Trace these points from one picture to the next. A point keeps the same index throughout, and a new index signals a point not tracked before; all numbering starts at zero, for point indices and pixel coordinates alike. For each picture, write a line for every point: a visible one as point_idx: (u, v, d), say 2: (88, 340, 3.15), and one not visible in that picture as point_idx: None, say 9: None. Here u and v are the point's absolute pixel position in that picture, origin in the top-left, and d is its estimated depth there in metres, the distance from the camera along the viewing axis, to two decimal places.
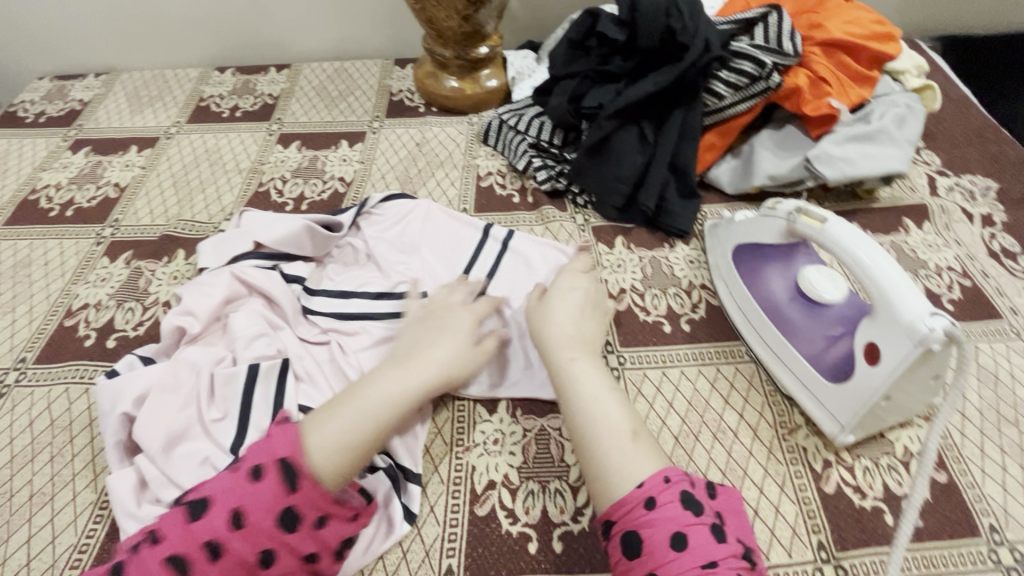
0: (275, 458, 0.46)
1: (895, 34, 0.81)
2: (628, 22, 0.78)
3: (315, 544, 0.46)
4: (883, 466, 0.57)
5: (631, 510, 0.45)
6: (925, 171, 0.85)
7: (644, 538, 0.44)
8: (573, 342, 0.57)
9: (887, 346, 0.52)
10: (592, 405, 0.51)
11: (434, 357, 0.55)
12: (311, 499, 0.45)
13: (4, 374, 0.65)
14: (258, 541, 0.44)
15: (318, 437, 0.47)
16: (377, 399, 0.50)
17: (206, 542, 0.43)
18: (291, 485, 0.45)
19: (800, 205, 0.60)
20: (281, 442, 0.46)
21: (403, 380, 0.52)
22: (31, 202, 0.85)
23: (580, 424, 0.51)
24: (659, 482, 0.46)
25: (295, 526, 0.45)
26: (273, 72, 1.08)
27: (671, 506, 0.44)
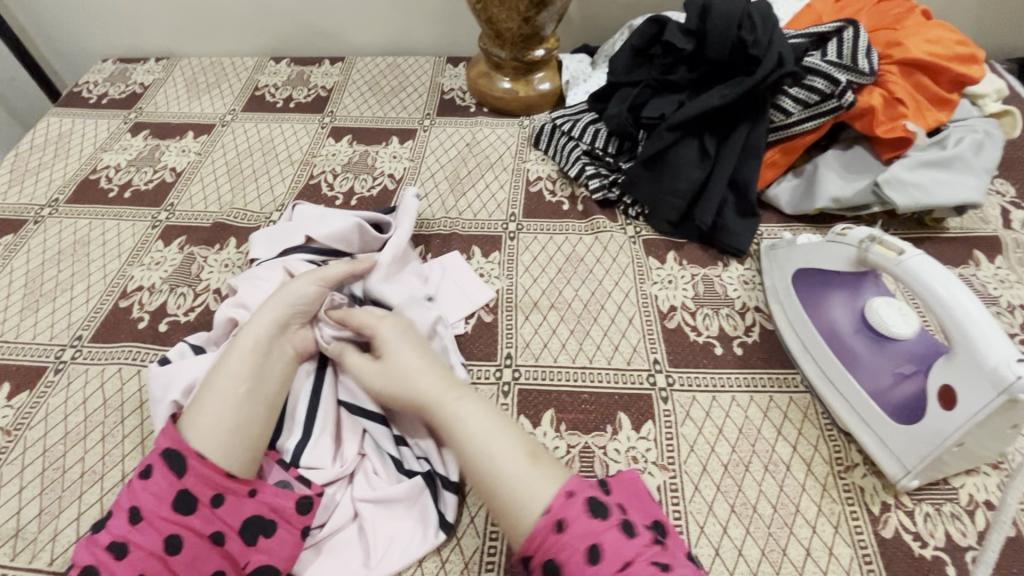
0: (157, 453, 0.49)
1: (979, 56, 0.76)
2: (697, 31, 0.76)
3: (224, 519, 0.48)
4: (945, 514, 0.54)
5: (544, 539, 0.44)
6: (998, 202, 0.81)
7: (564, 560, 0.43)
8: (419, 373, 0.54)
9: (965, 390, 0.49)
10: (476, 439, 0.50)
11: (254, 330, 0.56)
12: (199, 476, 0.47)
13: (62, 350, 0.67)
14: (157, 530, 0.46)
15: (188, 427, 0.50)
16: (225, 379, 0.53)
17: (109, 545, 0.45)
18: (175, 469, 0.47)
19: (875, 232, 0.57)
20: (158, 439, 0.49)
21: (242, 368, 0.54)
22: (92, 181, 0.87)
23: (474, 464, 0.49)
24: (561, 499, 0.45)
25: (193, 505, 0.47)
26: (327, 64, 1.09)
27: (579, 521, 0.44)
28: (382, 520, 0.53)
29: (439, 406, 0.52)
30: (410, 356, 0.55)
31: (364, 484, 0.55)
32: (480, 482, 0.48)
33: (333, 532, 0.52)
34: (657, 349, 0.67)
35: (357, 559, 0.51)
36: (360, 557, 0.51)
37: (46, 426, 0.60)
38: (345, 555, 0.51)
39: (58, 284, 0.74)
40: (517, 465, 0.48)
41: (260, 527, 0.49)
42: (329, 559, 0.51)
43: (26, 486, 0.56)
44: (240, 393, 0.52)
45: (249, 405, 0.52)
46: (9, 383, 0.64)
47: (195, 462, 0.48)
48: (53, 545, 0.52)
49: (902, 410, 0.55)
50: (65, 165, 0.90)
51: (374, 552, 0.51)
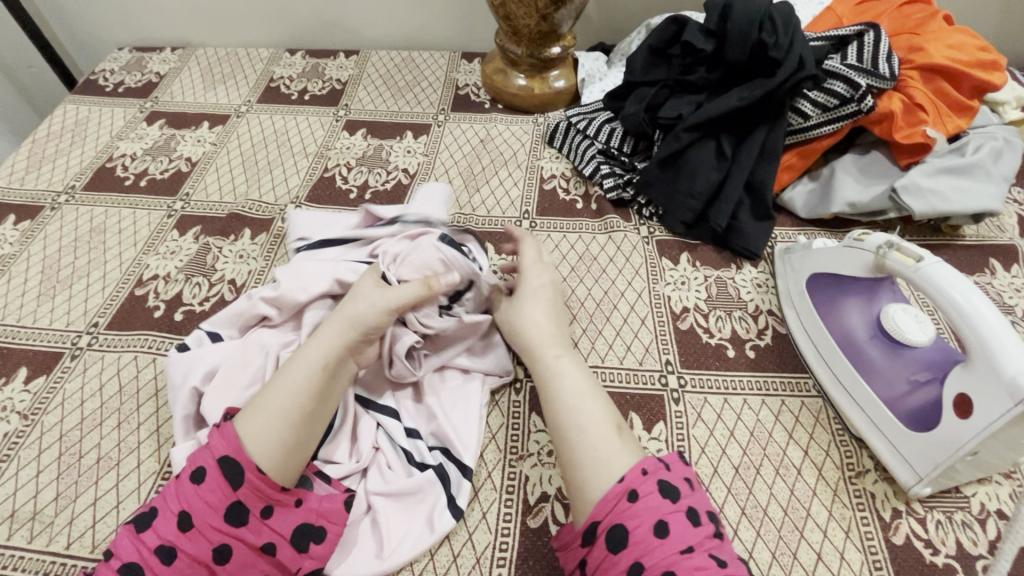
0: (213, 458, 0.47)
1: (1000, 63, 0.76)
2: (717, 32, 0.76)
3: (273, 528, 0.47)
4: (956, 522, 0.54)
5: (615, 505, 0.46)
6: (1015, 210, 0.80)
7: (631, 530, 0.44)
8: (542, 328, 0.60)
9: (982, 400, 0.49)
10: (569, 399, 0.53)
11: (328, 341, 0.54)
12: (255, 490, 0.47)
13: (78, 336, 0.67)
14: (206, 539, 0.45)
15: (248, 435, 0.48)
16: (293, 392, 0.50)
17: (156, 549, 0.45)
18: (232, 480, 0.46)
19: (893, 238, 0.57)
20: (215, 442, 0.48)
21: (308, 378, 0.51)
22: (108, 169, 0.88)
23: (563, 421, 0.52)
24: (636, 473, 0.47)
25: (244, 516, 0.46)
26: (342, 57, 1.09)
27: (651, 497, 0.46)
28: (395, 511, 0.53)
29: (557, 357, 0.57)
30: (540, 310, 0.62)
31: (378, 475, 0.55)
32: (565, 430, 0.52)
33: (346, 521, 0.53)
34: (669, 351, 0.67)
35: (369, 550, 0.51)
36: (372, 548, 0.51)
37: (63, 411, 0.61)
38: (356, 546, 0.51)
39: (75, 271, 0.74)
40: (600, 431, 0.51)
41: (310, 534, 0.49)
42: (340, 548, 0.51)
43: (44, 470, 0.57)
44: (304, 409, 0.50)
45: (307, 425, 0.50)
46: (26, 368, 0.65)
47: (255, 477, 0.47)
48: (70, 529, 0.53)
49: (915, 416, 0.55)
50: (81, 153, 0.91)
51: (387, 544, 0.51)
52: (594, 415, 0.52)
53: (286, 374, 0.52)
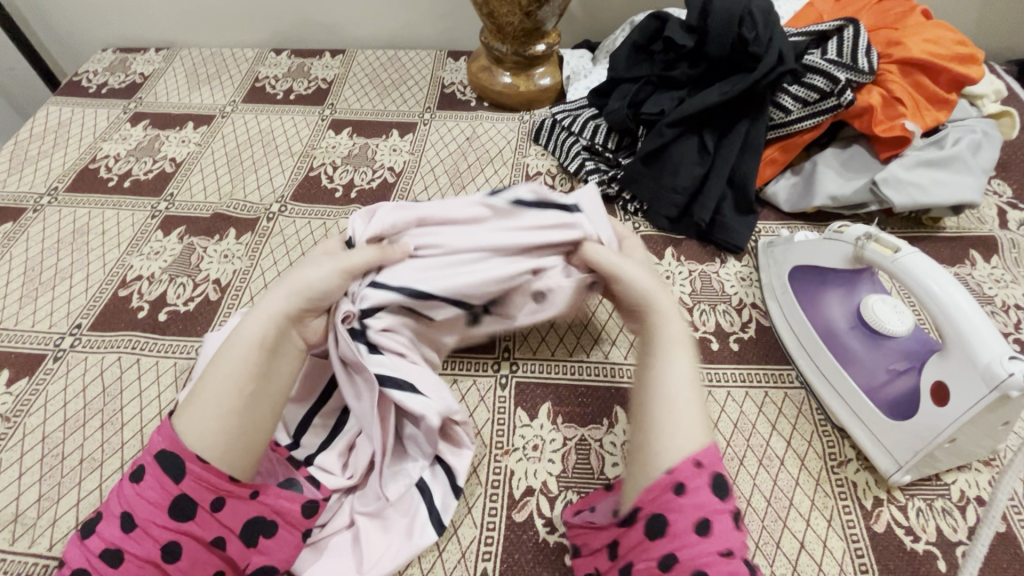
0: (150, 455, 0.45)
1: (978, 56, 0.76)
2: (698, 28, 0.76)
3: (224, 524, 0.45)
4: (937, 509, 0.55)
5: (659, 494, 0.43)
6: (995, 202, 0.81)
7: (670, 522, 0.42)
8: (656, 290, 0.55)
9: (957, 388, 0.50)
10: (668, 373, 0.49)
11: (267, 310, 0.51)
12: (201, 483, 0.44)
13: (61, 338, 0.67)
14: (154, 538, 0.43)
15: (184, 425, 0.45)
16: (226, 370, 0.47)
17: (102, 552, 0.42)
18: (173, 475, 0.44)
19: (871, 230, 0.57)
20: (152, 439, 0.45)
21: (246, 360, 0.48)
22: (91, 170, 0.87)
23: (653, 390, 0.49)
24: (691, 466, 0.44)
25: (191, 511, 0.44)
26: (327, 56, 1.09)
27: (700, 492, 0.43)
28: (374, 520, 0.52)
29: (665, 321, 0.53)
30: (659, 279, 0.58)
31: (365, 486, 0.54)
32: (655, 396, 0.48)
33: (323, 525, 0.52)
34: None
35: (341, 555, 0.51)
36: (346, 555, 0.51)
37: (45, 413, 0.61)
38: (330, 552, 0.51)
39: (58, 272, 0.74)
40: (689, 408, 0.47)
41: (262, 527, 0.47)
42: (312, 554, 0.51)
43: (26, 472, 0.56)
44: (246, 392, 0.47)
45: (252, 407, 0.47)
46: (8, 370, 0.64)
47: (197, 467, 0.44)
48: (52, 530, 0.52)
49: (894, 406, 0.56)
50: (65, 154, 0.90)
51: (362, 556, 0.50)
52: (685, 390, 0.49)
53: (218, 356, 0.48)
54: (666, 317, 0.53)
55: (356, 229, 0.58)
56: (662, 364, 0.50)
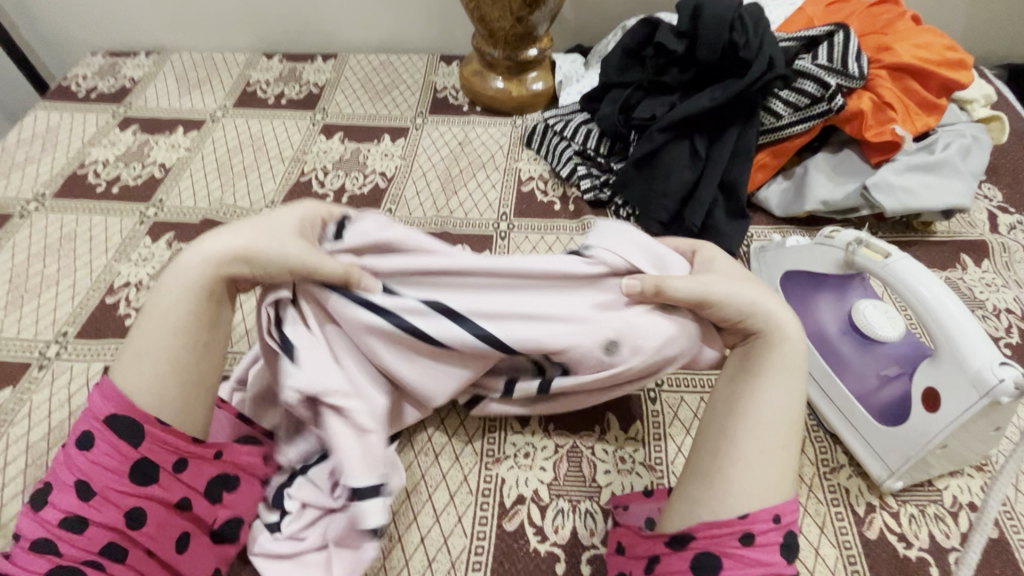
0: (98, 420, 0.43)
1: (968, 62, 0.77)
2: (688, 33, 0.76)
3: (188, 484, 0.45)
4: (929, 515, 0.54)
5: (723, 534, 0.41)
6: (986, 206, 0.81)
7: (726, 567, 0.40)
8: (773, 306, 0.49)
9: (948, 394, 0.49)
10: (767, 414, 0.45)
11: (205, 263, 0.46)
12: (162, 446, 0.44)
13: (46, 346, 0.66)
14: (115, 504, 0.42)
15: (124, 382, 0.44)
16: (162, 323, 0.45)
17: (61, 522, 0.41)
18: (129, 439, 0.43)
19: (861, 236, 0.57)
20: (97, 404, 0.43)
21: (172, 341, 0.45)
22: (79, 176, 0.86)
23: (744, 424, 0.45)
24: (768, 520, 0.41)
25: (153, 474, 0.43)
26: (319, 61, 1.08)
27: (768, 549, 0.41)
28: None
29: (773, 350, 0.48)
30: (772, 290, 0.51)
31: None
32: (743, 431, 0.45)
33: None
34: None
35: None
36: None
37: (29, 422, 0.60)
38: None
39: (43, 280, 0.73)
40: (776, 457, 0.44)
41: (226, 483, 0.48)
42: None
43: (8, 483, 0.55)
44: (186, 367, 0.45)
45: (197, 379, 0.46)
46: None
47: (156, 432, 0.43)
48: None
49: (886, 412, 0.56)
50: (53, 159, 0.89)
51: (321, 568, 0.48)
52: (778, 436, 0.45)
53: (146, 311, 0.46)
54: (781, 338, 0.48)
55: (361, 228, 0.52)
56: (758, 400, 0.46)
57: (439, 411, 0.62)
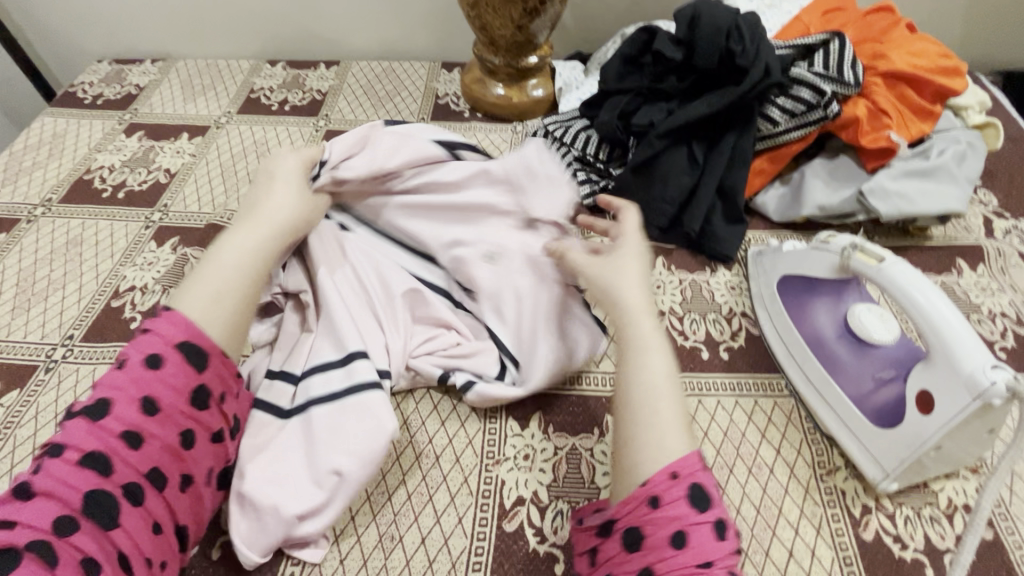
0: (170, 344, 0.49)
1: (962, 69, 0.78)
2: (686, 41, 0.77)
3: (223, 416, 0.52)
4: (924, 517, 0.55)
5: (636, 509, 0.44)
6: (981, 211, 0.82)
7: (648, 534, 0.43)
8: (626, 284, 0.55)
9: (942, 396, 0.50)
10: (648, 381, 0.49)
11: (274, 207, 0.60)
12: (219, 374, 0.52)
13: (53, 349, 0.67)
14: (175, 422, 0.48)
15: (186, 304, 0.52)
16: (234, 255, 0.56)
17: (123, 432, 0.46)
18: (195, 364, 0.50)
19: (857, 240, 0.58)
20: (166, 329, 0.50)
21: (231, 272, 0.54)
22: (85, 181, 0.88)
23: (637, 403, 0.49)
24: (665, 477, 0.44)
25: (206, 402, 0.50)
26: (322, 68, 1.10)
27: (678, 504, 0.43)
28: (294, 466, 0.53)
29: (636, 323, 0.53)
30: (620, 267, 0.56)
31: (359, 460, 0.52)
32: (637, 406, 0.48)
33: (326, 519, 0.51)
34: None
35: (285, 526, 0.50)
36: (285, 525, 0.50)
37: (36, 424, 0.61)
38: (296, 535, 0.51)
39: (50, 284, 0.74)
40: (668, 407, 0.48)
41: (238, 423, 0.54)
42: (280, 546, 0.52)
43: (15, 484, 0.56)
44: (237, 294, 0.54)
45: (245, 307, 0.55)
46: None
47: (218, 361, 0.52)
48: None
49: (881, 415, 0.56)
50: (59, 165, 0.91)
51: (253, 500, 0.51)
52: (668, 392, 0.49)
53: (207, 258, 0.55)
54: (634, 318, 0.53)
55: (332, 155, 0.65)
56: (635, 368, 0.50)
57: (440, 413, 0.63)
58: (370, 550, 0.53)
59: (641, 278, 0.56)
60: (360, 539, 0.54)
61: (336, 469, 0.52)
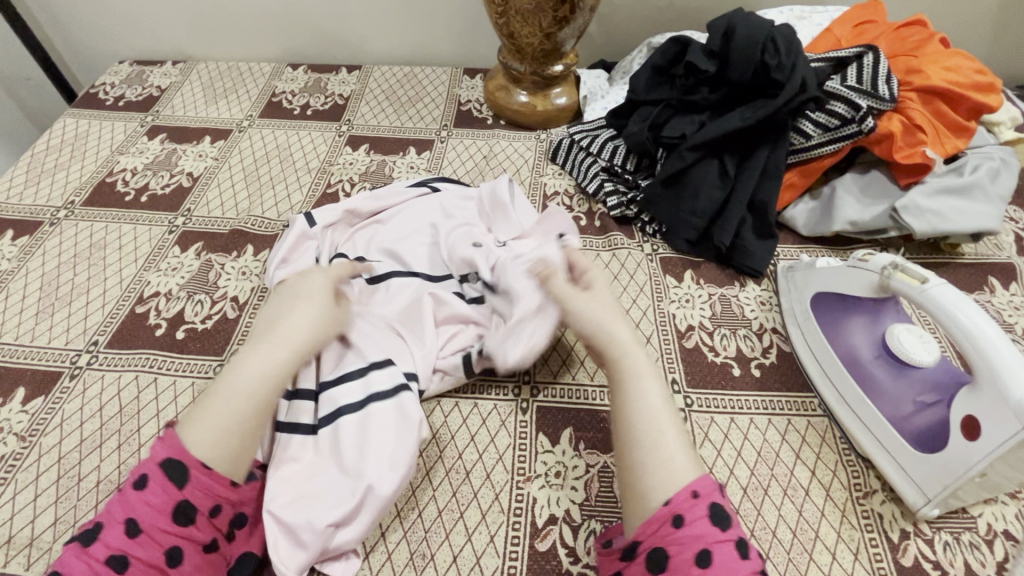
0: (155, 463, 0.48)
1: (997, 85, 0.77)
2: (720, 54, 0.77)
3: (217, 526, 0.49)
4: (964, 543, 0.54)
5: (657, 528, 0.45)
6: (1012, 229, 0.81)
7: (672, 555, 0.44)
8: (610, 322, 0.58)
9: (988, 421, 0.49)
10: (649, 411, 0.52)
11: (296, 327, 0.56)
12: (206, 489, 0.48)
13: (78, 355, 0.66)
14: (158, 542, 0.45)
15: (188, 437, 0.49)
16: (244, 383, 0.52)
17: (106, 559, 0.44)
18: (179, 482, 0.47)
19: (897, 260, 0.57)
20: (156, 450, 0.48)
21: (235, 402, 0.51)
22: (108, 184, 0.87)
23: (642, 428, 0.51)
24: (686, 497, 0.46)
25: (193, 516, 0.47)
26: (344, 72, 1.09)
27: (700, 523, 0.45)
28: (329, 477, 0.53)
29: (630, 352, 0.56)
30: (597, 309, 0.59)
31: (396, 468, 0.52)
32: (642, 436, 0.50)
33: (361, 530, 0.50)
34: (674, 369, 0.67)
35: (320, 538, 0.49)
36: (320, 537, 0.49)
37: (61, 433, 0.60)
38: (333, 547, 0.50)
39: (73, 288, 0.73)
40: (672, 434, 0.51)
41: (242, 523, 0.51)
42: (316, 560, 0.51)
43: (41, 494, 0.55)
44: (240, 425, 0.50)
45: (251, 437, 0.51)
46: (24, 387, 0.64)
47: (204, 474, 0.48)
48: None
49: (921, 438, 0.55)
50: (82, 166, 0.90)
51: (290, 516, 0.50)
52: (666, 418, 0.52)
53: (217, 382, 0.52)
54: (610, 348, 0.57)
55: (322, 212, 0.75)
56: (638, 396, 0.53)
57: (469, 427, 0.62)
58: (402, 568, 0.52)
59: (609, 307, 0.60)
60: (391, 557, 0.53)
61: (370, 481, 0.51)
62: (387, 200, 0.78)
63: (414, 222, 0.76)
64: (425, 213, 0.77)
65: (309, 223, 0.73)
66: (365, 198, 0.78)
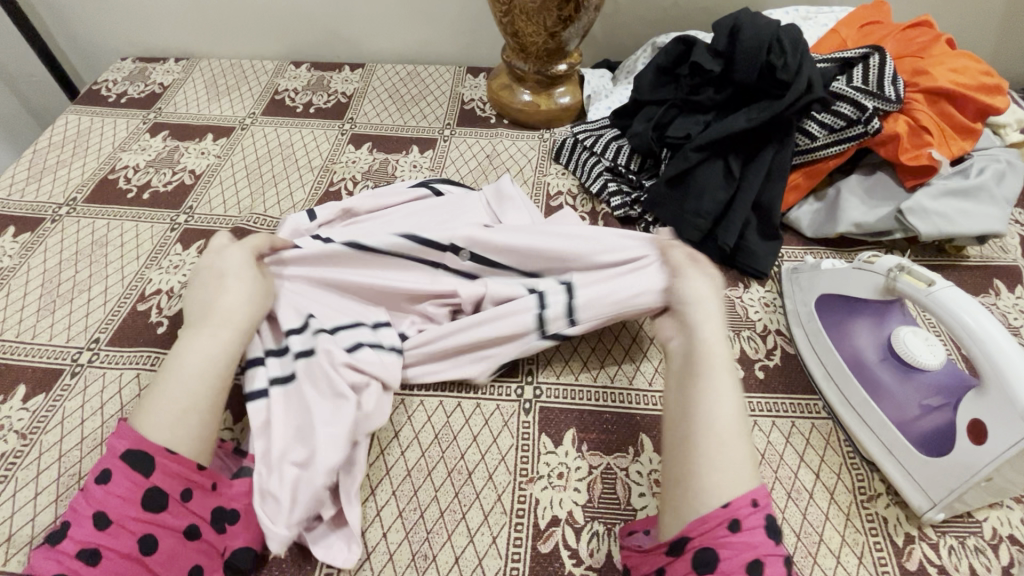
0: (115, 457, 0.49)
1: (1003, 87, 0.77)
2: (725, 53, 0.77)
3: (194, 512, 0.50)
4: (969, 547, 0.54)
5: (711, 528, 0.45)
6: (1018, 231, 0.81)
7: (722, 557, 0.43)
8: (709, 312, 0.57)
9: (995, 425, 0.49)
10: (722, 405, 0.50)
11: (234, 307, 0.59)
12: (172, 474, 0.49)
13: (79, 352, 0.66)
14: (130, 531, 0.46)
15: (144, 424, 0.50)
16: (191, 368, 0.54)
17: (78, 552, 0.45)
18: (143, 471, 0.48)
19: (903, 261, 0.57)
20: (114, 444, 0.49)
21: (184, 386, 0.53)
22: (110, 181, 0.87)
23: (710, 420, 0.50)
24: (749, 507, 0.45)
25: (163, 503, 0.48)
26: (347, 70, 1.09)
27: (756, 532, 0.44)
28: (282, 434, 0.55)
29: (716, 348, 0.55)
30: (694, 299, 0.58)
31: (341, 402, 0.56)
32: (711, 429, 0.49)
33: (325, 465, 0.52)
34: None
35: (292, 484, 0.52)
36: (290, 482, 0.52)
37: (61, 431, 0.60)
38: (305, 492, 0.52)
39: (75, 286, 0.73)
40: (736, 431, 0.49)
41: (225, 514, 0.52)
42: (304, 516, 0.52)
43: (42, 492, 0.55)
44: (195, 404, 0.52)
45: (210, 415, 0.53)
46: (25, 385, 0.63)
47: (167, 459, 0.49)
48: None
49: (927, 441, 0.55)
50: (84, 163, 0.90)
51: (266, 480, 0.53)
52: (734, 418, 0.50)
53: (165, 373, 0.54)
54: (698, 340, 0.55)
55: (325, 208, 0.76)
56: (714, 388, 0.52)
57: (471, 427, 0.62)
58: (403, 568, 0.52)
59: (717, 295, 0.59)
60: (393, 557, 0.53)
61: (315, 421, 0.55)
62: (390, 197, 0.78)
63: (415, 217, 0.75)
64: (426, 207, 0.76)
65: (312, 219, 0.75)
66: (371, 194, 0.78)
